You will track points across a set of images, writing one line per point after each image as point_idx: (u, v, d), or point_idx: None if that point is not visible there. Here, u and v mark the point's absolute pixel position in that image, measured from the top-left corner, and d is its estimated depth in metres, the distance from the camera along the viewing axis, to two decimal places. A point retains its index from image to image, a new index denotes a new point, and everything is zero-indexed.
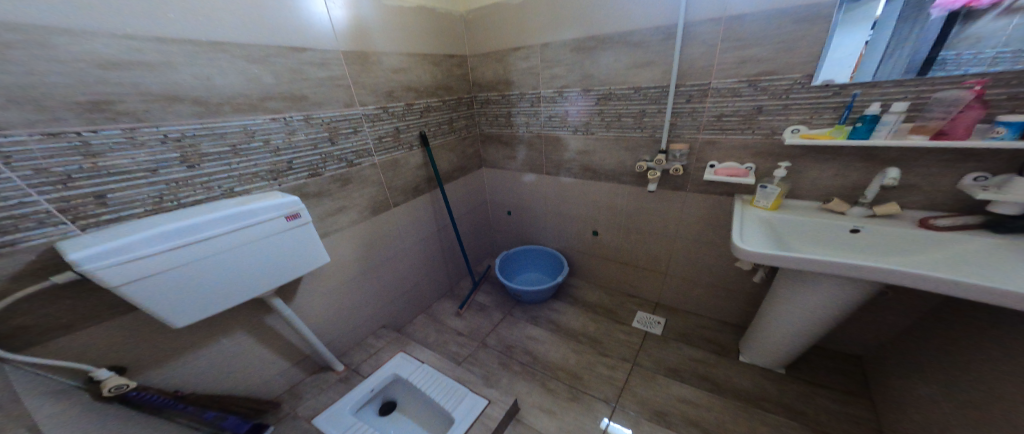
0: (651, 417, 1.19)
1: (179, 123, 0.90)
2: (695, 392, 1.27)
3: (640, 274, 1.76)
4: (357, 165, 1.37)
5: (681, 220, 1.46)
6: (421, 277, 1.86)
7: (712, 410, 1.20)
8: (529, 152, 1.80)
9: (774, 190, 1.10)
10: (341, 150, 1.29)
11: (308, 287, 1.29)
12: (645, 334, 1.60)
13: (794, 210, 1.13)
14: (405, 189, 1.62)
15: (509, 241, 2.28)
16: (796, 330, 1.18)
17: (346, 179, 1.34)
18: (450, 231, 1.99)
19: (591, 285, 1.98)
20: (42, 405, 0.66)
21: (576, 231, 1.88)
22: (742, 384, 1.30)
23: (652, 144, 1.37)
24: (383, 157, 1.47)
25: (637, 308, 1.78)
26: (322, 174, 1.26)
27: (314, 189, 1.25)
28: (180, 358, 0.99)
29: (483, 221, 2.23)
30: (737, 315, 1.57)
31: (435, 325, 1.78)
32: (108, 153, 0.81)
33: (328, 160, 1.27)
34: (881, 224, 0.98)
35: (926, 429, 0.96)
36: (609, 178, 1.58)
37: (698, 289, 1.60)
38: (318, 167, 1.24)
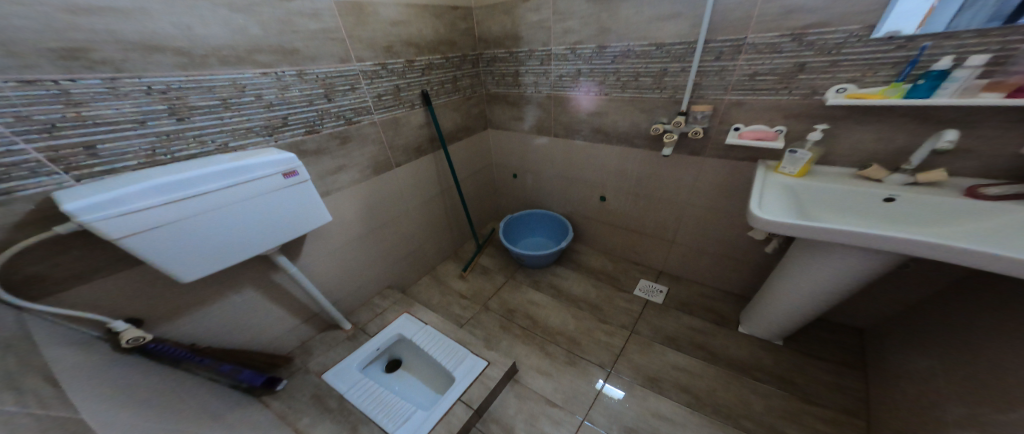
0: (644, 382, 1.24)
1: (162, 74, 0.83)
2: (690, 359, 1.29)
3: (647, 242, 1.71)
4: (356, 123, 1.28)
5: (695, 189, 1.36)
6: (425, 240, 1.87)
7: (704, 378, 1.23)
8: (537, 115, 1.67)
9: (804, 155, 0.97)
10: (339, 107, 1.20)
11: (314, 251, 1.31)
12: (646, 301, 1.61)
13: (822, 177, 1.01)
14: (408, 151, 1.54)
15: (514, 205, 2.24)
16: (803, 306, 1.15)
17: (345, 137, 1.26)
18: (454, 194, 1.95)
19: (595, 251, 1.96)
20: (61, 358, 0.69)
21: (584, 197, 1.81)
22: (738, 354, 1.31)
23: (671, 106, 1.22)
24: (384, 115, 1.37)
25: (640, 276, 1.77)
26: (320, 132, 1.18)
27: (312, 146, 1.18)
28: (188, 314, 1.04)
29: (487, 184, 2.17)
30: (742, 286, 1.54)
31: (440, 287, 1.84)
32: (92, 102, 0.76)
33: (326, 117, 1.18)
34: (920, 193, 0.87)
35: (908, 403, 0.97)
36: (620, 143, 1.46)
37: (706, 259, 1.56)
38: (314, 124, 1.16)
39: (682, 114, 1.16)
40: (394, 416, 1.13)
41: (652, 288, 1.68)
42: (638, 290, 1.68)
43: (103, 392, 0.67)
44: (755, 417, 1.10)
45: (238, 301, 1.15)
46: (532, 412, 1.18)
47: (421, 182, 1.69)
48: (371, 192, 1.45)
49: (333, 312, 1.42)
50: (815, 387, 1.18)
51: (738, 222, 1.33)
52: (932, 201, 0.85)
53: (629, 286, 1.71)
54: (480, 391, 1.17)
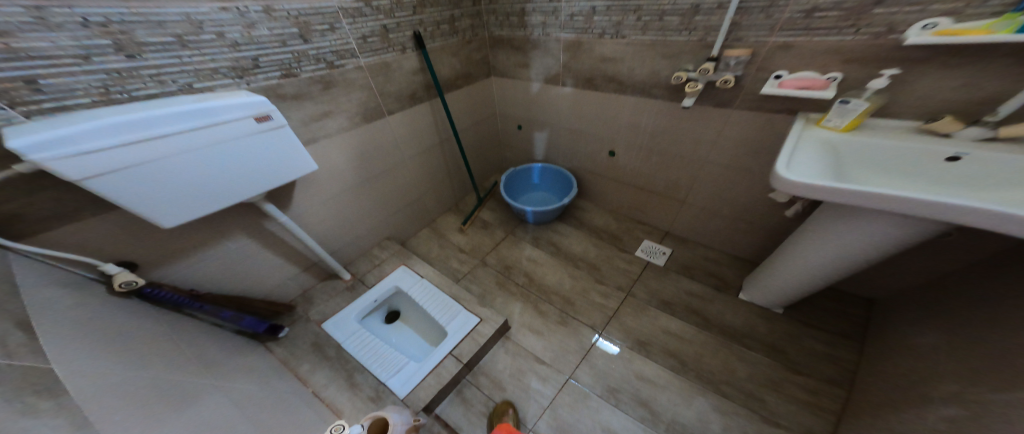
0: (633, 345, 1.28)
1: (98, 4, 0.69)
2: (683, 326, 1.31)
3: (655, 201, 1.61)
4: (340, 68, 1.12)
5: (716, 148, 1.20)
6: (424, 193, 1.81)
7: (693, 344, 1.24)
8: (545, 62, 1.47)
9: (857, 106, 0.76)
10: (318, 50, 1.04)
11: (305, 207, 1.27)
12: (646, 264, 1.58)
13: (873, 131, 0.80)
14: (401, 101, 1.39)
15: (518, 158, 2.11)
16: (812, 281, 1.10)
17: (328, 82, 1.11)
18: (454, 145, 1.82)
19: (600, 209, 1.88)
20: (69, 310, 0.74)
21: (592, 151, 1.66)
22: (732, 321, 1.30)
23: (700, 51, 1.01)
24: (373, 61, 1.20)
25: (644, 237, 1.70)
26: (299, 76, 1.03)
27: (291, 91, 1.03)
28: (185, 259, 1.08)
29: (490, 133, 2.00)
30: (750, 252, 1.47)
31: (439, 240, 1.85)
32: (19, 33, 0.64)
33: (304, 58, 1.02)
34: (998, 151, 0.67)
35: (868, 375, 1.01)
36: (636, 94, 1.27)
37: (718, 224, 1.46)
38: (291, 67, 1.01)
39: (712, 60, 0.94)
40: (387, 366, 1.26)
41: (655, 249, 1.63)
42: (640, 251, 1.63)
43: (110, 348, 0.71)
44: (736, 383, 1.12)
45: (231, 248, 1.17)
46: (519, 368, 1.28)
47: (418, 130, 1.55)
48: (361, 142, 1.33)
49: (330, 261, 1.46)
50: (805, 358, 1.16)
51: (761, 187, 1.20)
52: (1014, 161, 0.65)
53: (631, 247, 1.66)
54: (470, 346, 1.27)
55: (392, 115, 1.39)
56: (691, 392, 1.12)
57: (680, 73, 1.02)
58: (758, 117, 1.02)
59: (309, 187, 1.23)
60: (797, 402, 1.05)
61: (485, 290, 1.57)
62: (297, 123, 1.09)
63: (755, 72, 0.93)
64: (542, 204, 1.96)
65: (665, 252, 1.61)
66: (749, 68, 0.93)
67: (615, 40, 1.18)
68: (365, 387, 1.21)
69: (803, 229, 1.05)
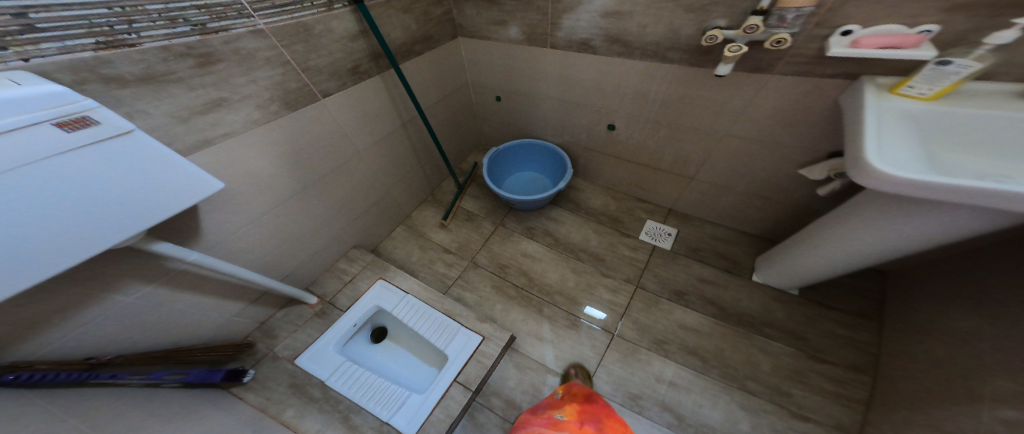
0: (650, 345, 1.21)
1: None
2: (700, 319, 1.25)
3: (660, 179, 1.45)
4: (217, 34, 0.75)
5: (742, 120, 1.03)
6: (392, 187, 1.53)
7: (713, 339, 1.20)
8: (526, 16, 1.16)
9: (968, 68, 0.60)
10: (161, 1, 0.66)
11: (242, 231, 1.03)
12: (651, 249, 1.46)
13: (968, 98, 0.67)
14: (340, 79, 1.06)
15: (497, 133, 1.83)
16: (835, 267, 1.04)
17: (205, 55, 0.75)
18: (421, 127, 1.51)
19: (596, 187, 1.70)
20: None
21: (586, 124, 1.42)
22: (749, 307, 1.26)
23: (740, 2, 0.78)
24: (278, 22, 0.84)
25: (647, 217, 1.57)
26: (139, 46, 0.66)
27: (138, 72, 0.67)
28: (60, 325, 0.79)
29: (462, 107, 1.69)
30: (760, 226, 1.41)
31: (419, 240, 1.63)
32: None
33: (134, 14, 0.64)
34: None
35: (903, 363, 0.99)
36: (645, 58, 1.04)
37: (730, 201, 1.35)
38: (114, 30, 0.63)
39: (759, 14, 0.73)
40: (386, 402, 1.12)
41: (660, 232, 1.51)
42: (646, 235, 1.51)
43: None
44: (761, 378, 1.10)
45: (127, 300, 0.89)
46: (533, 382, 1.17)
47: (371, 114, 1.23)
48: (291, 137, 1.02)
49: (285, 285, 1.23)
50: (824, 341, 1.16)
51: (790, 163, 1.07)
52: None
53: (634, 231, 1.53)
54: (477, 370, 1.16)
55: (328, 97, 1.06)
56: (714, 392, 1.09)
57: (714, 32, 0.80)
58: (807, 82, 0.85)
59: (230, 208, 0.95)
60: (824, 394, 1.06)
61: (481, 297, 1.41)
62: (171, 123, 0.75)
63: (813, 27, 0.74)
64: (532, 186, 1.73)
65: (672, 233, 1.50)
66: (807, 23, 0.74)
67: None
68: (366, 429, 1.06)
69: (830, 215, 0.98)
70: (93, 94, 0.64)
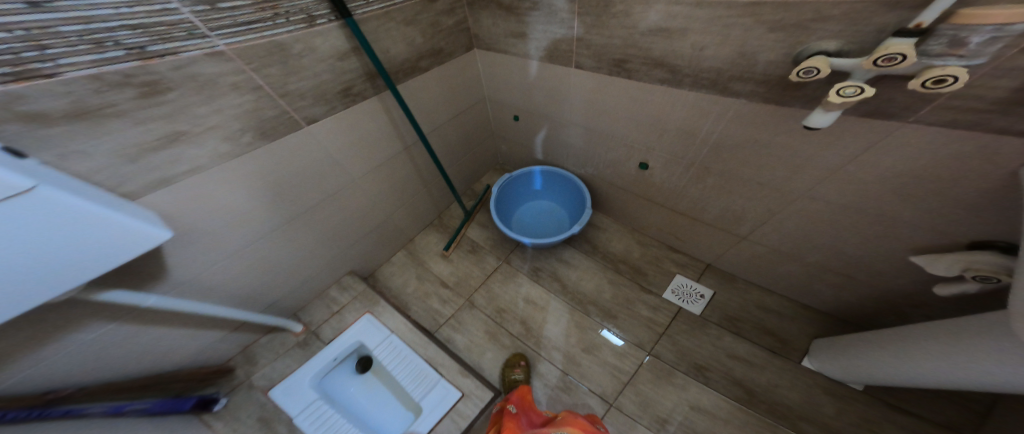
0: (651, 423, 1.10)
1: None
2: (720, 402, 1.11)
3: (700, 228, 1.22)
4: (164, 58, 0.61)
5: (834, 181, 0.77)
6: (394, 212, 1.41)
7: (729, 426, 1.07)
8: (548, 30, 0.95)
9: None
10: (82, 19, 0.52)
11: (223, 266, 0.95)
12: (675, 314, 1.31)
13: None
14: (329, 102, 0.91)
15: (514, 155, 1.66)
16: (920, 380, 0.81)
17: (152, 84, 0.62)
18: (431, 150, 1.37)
19: (620, 227, 1.54)
20: None
21: (611, 156, 1.21)
22: (789, 397, 1.09)
23: (878, 15, 0.50)
24: (244, 42, 0.69)
25: (676, 269, 1.40)
26: (59, 76, 0.53)
27: (70, 107, 0.56)
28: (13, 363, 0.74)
29: (476, 125, 1.51)
30: (826, 304, 1.15)
31: (417, 269, 1.54)
32: None
33: (45, 38, 0.50)
34: None
35: None
36: (697, 88, 0.80)
37: (793, 268, 1.10)
38: (23, 57, 0.50)
39: (908, 36, 0.46)
40: None
41: (689, 290, 1.35)
42: (672, 294, 1.35)
43: None
44: None
45: (85, 338, 0.83)
46: None
47: (367, 141, 1.10)
48: (274, 171, 0.90)
49: (268, 316, 1.16)
50: None
51: (891, 241, 0.80)
52: None
53: (659, 288, 1.37)
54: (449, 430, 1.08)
55: (313, 124, 0.92)
56: None
57: (815, 63, 0.54)
58: (965, 139, 0.57)
59: (196, 247, 0.85)
60: None
61: (472, 342, 1.31)
62: (118, 163, 0.64)
63: (1017, 52, 0.45)
64: (547, 218, 1.56)
65: (703, 296, 1.33)
66: (1009, 47, 0.45)
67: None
68: None
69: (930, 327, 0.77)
70: (5, 135, 0.53)
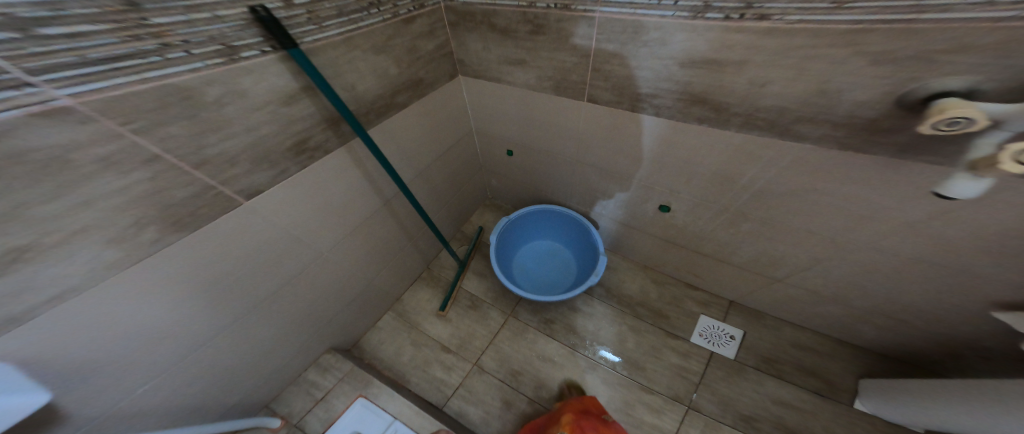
0: None
1: None
2: None
3: (726, 270, 1.11)
4: None
5: (909, 236, 0.66)
6: (374, 272, 1.20)
7: None
8: (554, 57, 0.78)
9: None
10: None
11: (147, 390, 0.71)
12: (708, 358, 1.16)
13: None
14: (281, 165, 0.68)
15: (507, 188, 1.48)
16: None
17: None
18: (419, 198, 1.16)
19: (630, 265, 1.41)
20: None
21: (627, 198, 1.07)
22: None
23: None
24: (116, 90, 0.42)
25: (697, 310, 1.27)
26: None
27: None
28: None
29: (462, 161, 1.31)
30: (867, 340, 1.06)
31: (410, 330, 1.34)
32: None
33: None
34: None
35: None
36: (746, 131, 0.64)
37: (835, 309, 1.00)
38: None
39: None
40: None
41: (717, 332, 1.21)
42: (702, 338, 1.21)
43: None
44: None
45: None
46: None
47: (336, 205, 0.87)
48: (213, 263, 0.67)
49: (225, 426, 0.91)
50: None
51: (968, 293, 0.71)
52: None
53: (685, 331, 1.22)
54: None
55: (256, 196, 0.67)
56: None
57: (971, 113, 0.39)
58: None
59: (100, 380, 0.61)
60: None
61: (488, 415, 1.12)
62: None
63: None
64: (551, 261, 1.41)
65: (733, 338, 1.19)
66: None
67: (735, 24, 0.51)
68: None
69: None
70: None
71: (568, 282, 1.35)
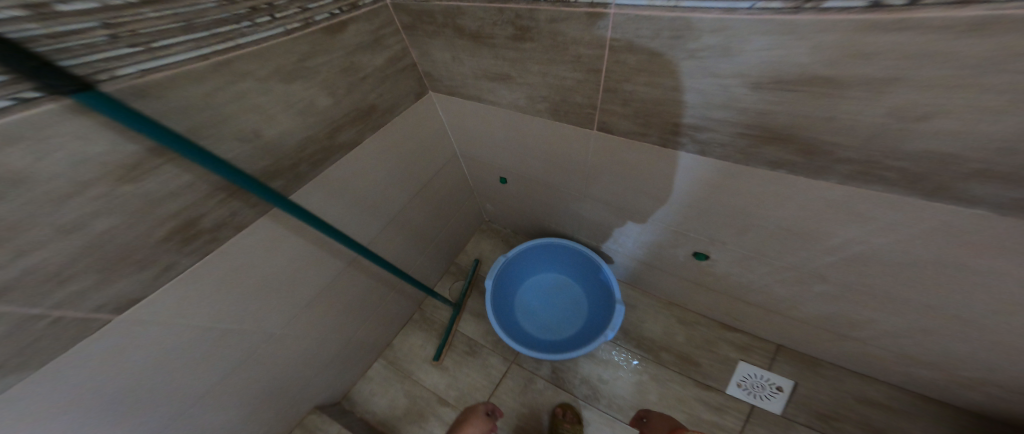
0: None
1: None
2: None
3: (784, 329, 0.83)
4: None
5: None
6: (348, 334, 0.98)
7: None
8: (548, 72, 0.54)
9: None
10: None
11: None
12: (747, 415, 0.85)
13: None
14: (158, 260, 0.46)
15: (506, 215, 1.23)
16: None
17: None
18: (396, 244, 0.93)
19: (653, 301, 1.07)
20: None
21: (656, 238, 0.81)
22: None
23: None
24: None
25: (736, 355, 0.92)
26: None
27: None
28: None
29: (445, 187, 1.04)
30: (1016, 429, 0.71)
31: (404, 380, 1.11)
32: None
33: None
34: None
35: None
36: (855, 184, 0.41)
37: (961, 391, 0.69)
38: None
39: None
40: None
41: (761, 381, 0.87)
42: (740, 388, 0.88)
43: None
44: None
45: None
46: None
47: (277, 281, 0.67)
48: (87, 395, 0.48)
49: None
50: None
51: None
52: None
53: (719, 381, 0.90)
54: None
55: (134, 306, 0.47)
56: None
57: None
58: None
59: None
60: None
61: None
62: None
63: None
64: (561, 299, 1.14)
65: (783, 390, 0.85)
66: None
67: (874, 31, 0.28)
68: None
69: None
70: None
71: (577, 328, 1.07)
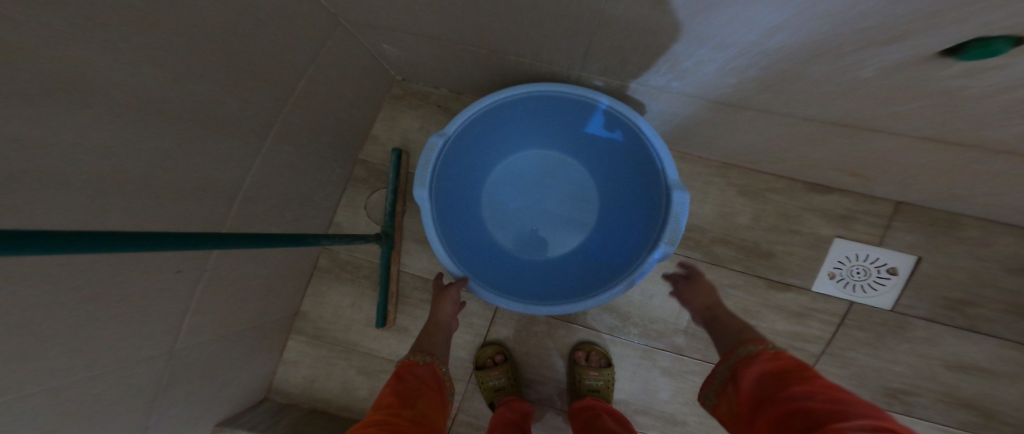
0: None
1: None
2: None
3: (976, 190, 0.46)
4: None
5: None
6: (182, 357, 0.50)
7: None
8: None
9: None
10: None
11: None
12: (841, 317, 0.62)
13: None
14: None
15: (429, 60, 0.60)
16: None
17: None
18: (159, 196, 0.35)
19: (703, 168, 0.63)
20: None
21: (861, 25, 0.24)
22: None
23: None
24: None
25: (831, 230, 0.60)
26: None
27: None
28: None
29: (253, 12, 0.36)
30: None
31: (347, 352, 0.76)
32: None
33: None
34: None
35: None
36: None
37: None
38: None
39: None
40: None
41: (865, 265, 0.59)
42: (835, 283, 0.61)
43: None
44: None
45: None
46: None
47: None
48: None
49: None
50: None
51: None
52: None
53: (802, 274, 0.62)
54: None
55: None
56: None
57: None
58: None
59: None
60: None
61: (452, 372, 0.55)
62: None
63: None
64: (553, 186, 0.67)
65: (895, 273, 0.59)
66: None
67: None
68: None
69: None
70: None
71: (587, 234, 0.66)
